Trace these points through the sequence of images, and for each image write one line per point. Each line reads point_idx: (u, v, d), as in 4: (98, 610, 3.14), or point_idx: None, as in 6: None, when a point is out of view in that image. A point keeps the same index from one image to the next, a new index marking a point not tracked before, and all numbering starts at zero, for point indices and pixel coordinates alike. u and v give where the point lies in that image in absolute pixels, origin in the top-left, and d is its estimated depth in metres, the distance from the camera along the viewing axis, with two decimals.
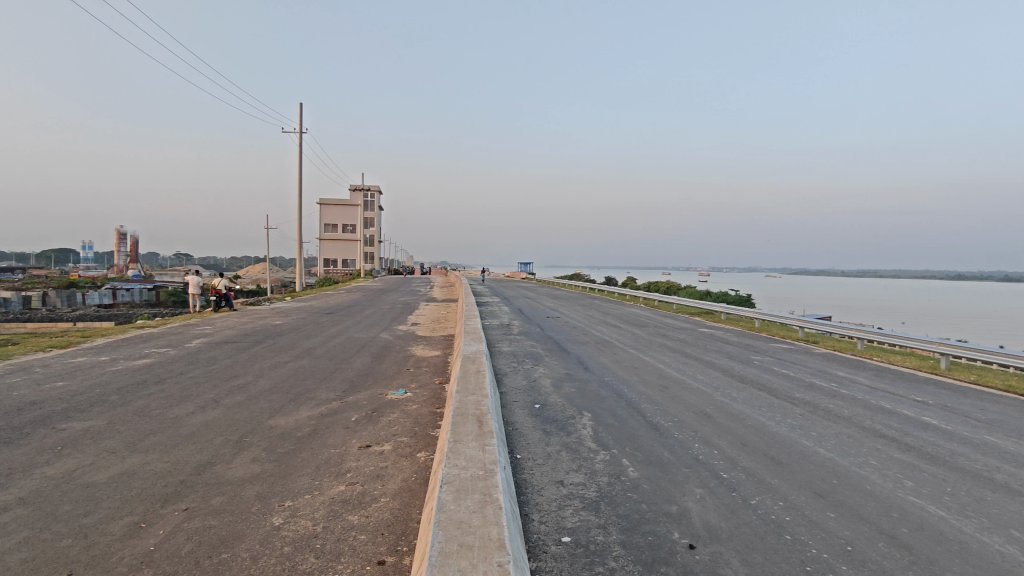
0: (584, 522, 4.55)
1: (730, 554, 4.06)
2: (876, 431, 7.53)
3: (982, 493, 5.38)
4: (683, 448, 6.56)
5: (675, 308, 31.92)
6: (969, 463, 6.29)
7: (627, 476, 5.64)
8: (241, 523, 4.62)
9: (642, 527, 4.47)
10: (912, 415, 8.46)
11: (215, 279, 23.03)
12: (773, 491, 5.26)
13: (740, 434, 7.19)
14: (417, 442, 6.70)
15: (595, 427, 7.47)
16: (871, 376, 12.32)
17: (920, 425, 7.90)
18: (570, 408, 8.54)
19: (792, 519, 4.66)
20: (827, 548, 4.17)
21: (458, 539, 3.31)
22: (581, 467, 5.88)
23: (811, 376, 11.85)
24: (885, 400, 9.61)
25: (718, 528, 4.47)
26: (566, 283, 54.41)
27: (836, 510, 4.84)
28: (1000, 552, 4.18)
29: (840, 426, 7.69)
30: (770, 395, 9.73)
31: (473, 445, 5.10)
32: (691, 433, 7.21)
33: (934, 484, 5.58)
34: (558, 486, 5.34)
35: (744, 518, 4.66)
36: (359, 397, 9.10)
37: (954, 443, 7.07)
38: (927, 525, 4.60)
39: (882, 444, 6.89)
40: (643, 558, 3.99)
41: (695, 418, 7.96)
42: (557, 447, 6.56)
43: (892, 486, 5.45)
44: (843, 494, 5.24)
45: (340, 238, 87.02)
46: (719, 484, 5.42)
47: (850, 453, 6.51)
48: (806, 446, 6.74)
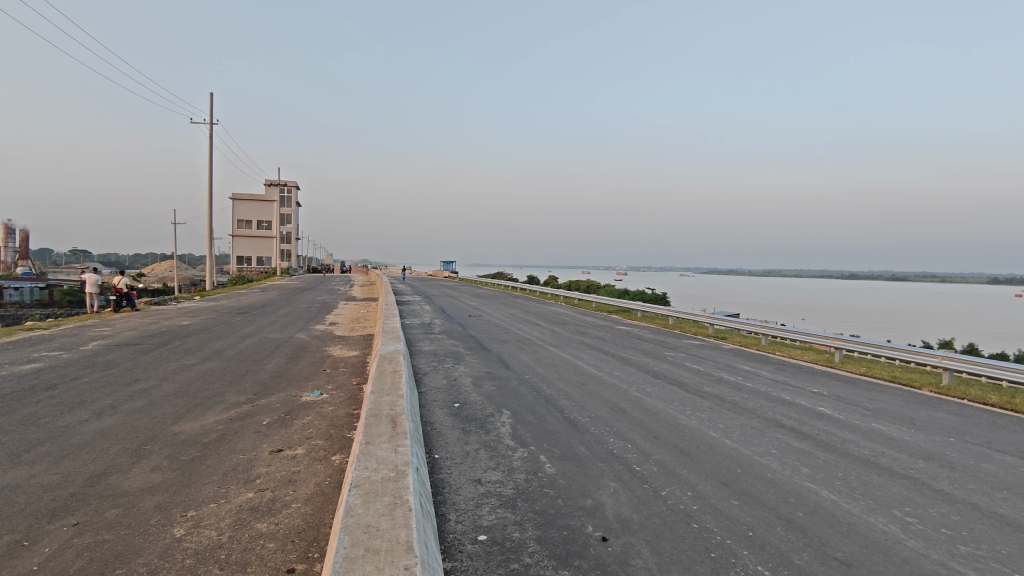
0: (501, 519, 4.57)
1: (641, 545, 4.18)
2: (777, 421, 7.97)
3: (869, 477, 5.80)
4: (599, 443, 6.70)
5: (594, 305, 32.65)
6: (858, 450, 6.76)
7: (545, 472, 5.70)
8: (139, 536, 4.35)
9: (558, 522, 4.54)
10: (808, 406, 9.04)
11: (116, 277, 21.63)
12: (682, 482, 5.47)
13: (652, 427, 7.43)
14: (332, 445, 6.53)
15: (513, 424, 7.53)
16: (774, 369, 13.06)
17: (816, 415, 8.44)
18: (489, 406, 8.56)
19: (699, 508, 4.85)
20: (729, 534, 4.38)
21: (365, 543, 3.24)
22: (499, 464, 5.91)
23: (719, 371, 12.41)
24: (785, 392, 10.23)
25: (630, 520, 4.59)
26: (488, 281, 54.79)
27: (740, 498, 5.09)
28: (883, 531, 4.51)
29: (745, 418, 8.10)
30: (681, 389, 10.12)
31: (386, 446, 5.01)
32: (607, 428, 7.38)
33: (827, 470, 5.96)
34: (475, 485, 5.34)
35: (655, 509, 4.82)
36: (272, 400, 8.77)
37: (846, 431, 7.58)
38: (820, 509, 4.91)
39: (782, 434, 7.30)
40: (558, 553, 4.05)
41: (611, 413, 8.16)
42: (476, 446, 6.55)
43: (790, 473, 5.78)
44: (745, 481, 5.51)
45: (254, 236, 83.80)
46: (632, 476, 5.58)
47: (753, 443, 6.86)
48: (713, 437, 7.06)
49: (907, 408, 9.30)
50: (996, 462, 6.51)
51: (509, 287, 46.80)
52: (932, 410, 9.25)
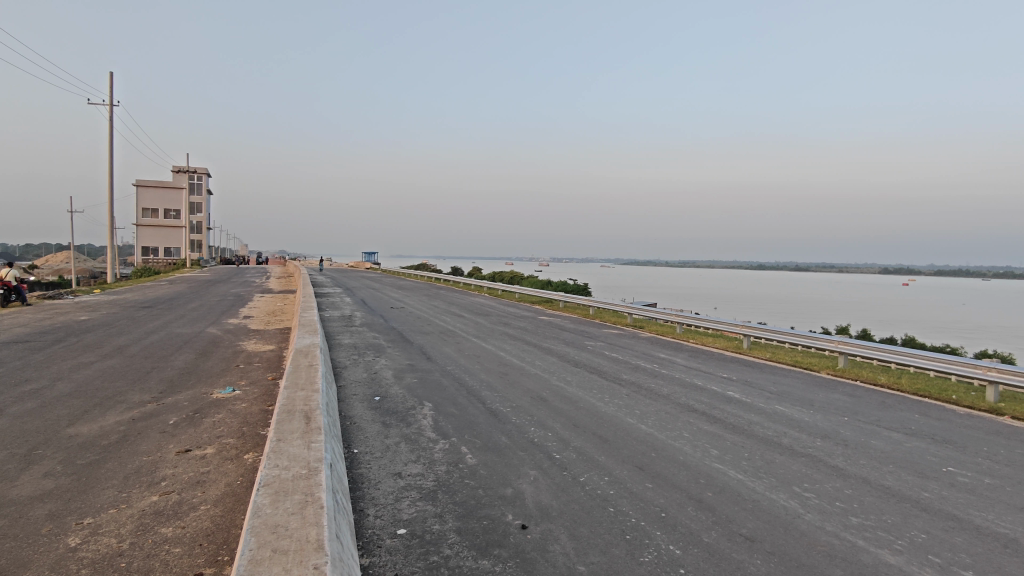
0: (421, 512, 4.54)
1: (559, 530, 4.26)
2: (690, 406, 8.30)
3: (772, 456, 6.14)
4: (520, 432, 6.77)
5: (517, 297, 32.93)
6: (763, 431, 7.13)
7: (465, 463, 5.70)
8: (27, 549, 4.03)
9: (478, 513, 4.55)
10: (718, 391, 9.47)
11: (3, 269, 19.88)
12: (600, 467, 5.60)
13: (572, 415, 7.57)
14: (245, 443, 6.28)
15: (435, 416, 7.47)
16: (687, 357, 13.59)
17: (724, 399, 8.85)
18: (410, 399, 8.46)
19: (615, 492, 5.00)
20: (644, 516, 4.53)
21: (272, 544, 3.13)
22: (419, 457, 5.86)
23: (636, 359, 12.82)
24: (697, 378, 10.69)
25: (549, 507, 4.67)
26: (410, 272, 54.39)
27: (654, 480, 5.27)
28: (784, 506, 4.80)
29: (660, 404, 8.39)
30: (600, 377, 10.38)
31: (298, 442, 4.87)
32: (528, 417, 7.46)
33: (735, 451, 6.26)
34: (395, 478, 5.27)
35: (573, 494, 4.92)
36: (180, 398, 8.33)
37: (752, 414, 7.99)
38: (728, 488, 5.16)
39: (694, 418, 7.61)
40: (478, 543, 4.07)
41: (532, 402, 8.26)
42: (396, 439, 6.47)
43: (701, 456, 6.03)
44: (660, 465, 5.72)
45: (161, 225, 79.41)
46: (552, 464, 5.67)
47: (667, 427, 7.11)
48: (630, 423, 7.26)
49: (807, 390, 9.91)
50: (884, 438, 7.05)
51: (432, 278, 46.38)
52: (829, 392, 9.91)
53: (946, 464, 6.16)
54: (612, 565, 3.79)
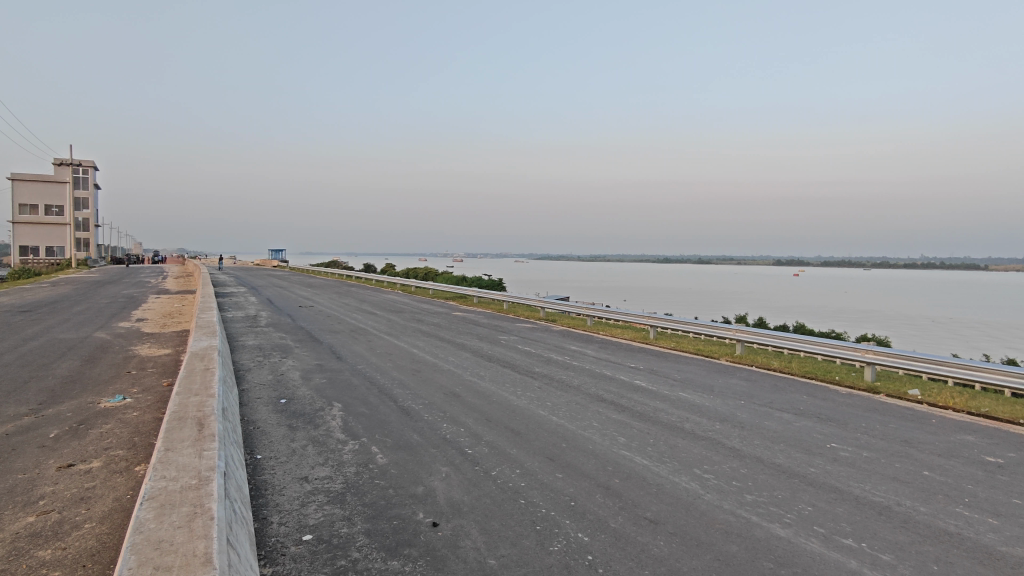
0: (328, 516, 4.40)
1: (470, 526, 4.26)
2: (598, 396, 8.53)
3: (675, 441, 6.40)
4: (432, 429, 6.71)
5: (431, 292, 32.71)
6: (667, 417, 7.42)
7: (376, 463, 5.58)
8: None
9: (388, 513, 4.47)
10: (626, 380, 9.80)
11: None
12: (512, 460, 5.64)
13: (485, 410, 7.58)
14: (136, 455, 5.88)
15: (344, 417, 7.27)
16: (598, 348, 13.96)
17: (632, 388, 9.15)
18: (319, 400, 8.20)
19: (526, 484, 5.05)
20: (554, 506, 4.60)
21: (153, 562, 2.94)
22: (327, 459, 5.69)
23: (548, 352, 13.03)
24: (607, 368, 11.00)
25: (460, 502, 4.66)
26: (319, 270, 52.85)
27: (564, 470, 5.37)
28: (686, 488, 5.01)
29: (571, 395, 8.56)
30: (513, 371, 10.47)
31: (189, 451, 4.60)
32: (441, 414, 7.41)
33: (641, 438, 6.47)
34: (301, 482, 5.09)
35: (485, 489, 4.93)
36: (62, 408, 7.69)
37: (657, 401, 8.30)
38: (634, 473, 5.34)
39: (603, 408, 7.82)
40: (387, 544, 4.00)
41: (445, 398, 8.22)
42: (303, 442, 6.26)
43: (609, 444, 6.20)
44: (569, 455, 5.83)
45: (40, 222, 73.10)
46: (464, 459, 5.65)
47: (577, 418, 7.26)
48: (541, 415, 7.36)
49: (708, 377, 10.42)
50: (776, 419, 7.51)
51: (343, 275, 45.20)
52: (728, 377, 10.48)
53: (830, 440, 6.64)
54: (522, 556, 3.83)
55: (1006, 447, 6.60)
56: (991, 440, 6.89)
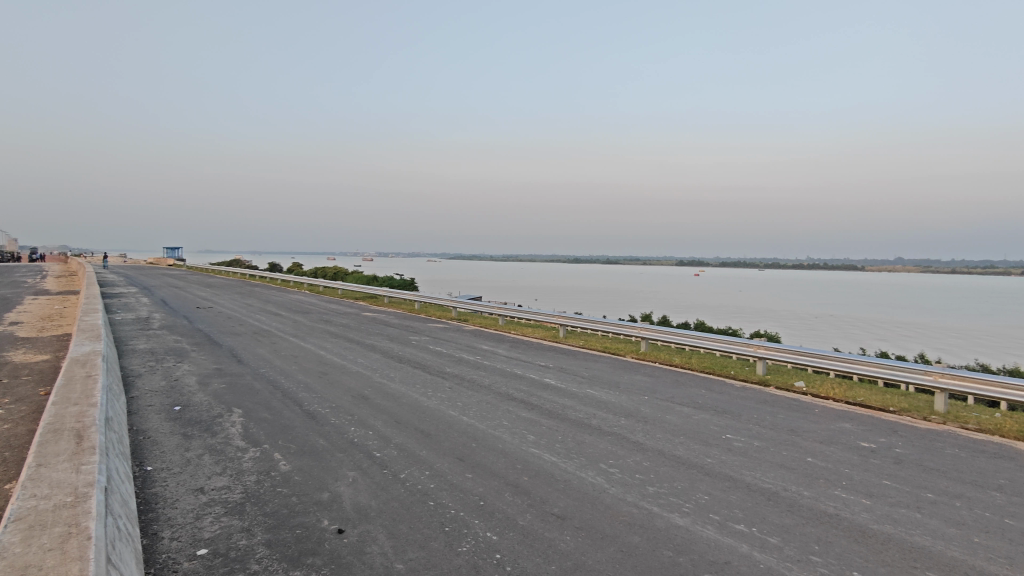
0: (225, 528, 4.19)
1: (377, 531, 4.18)
2: (509, 394, 8.60)
3: (582, 437, 6.55)
4: (339, 433, 6.53)
5: (339, 292, 31.87)
6: (574, 414, 7.59)
7: (278, 471, 5.37)
8: None
9: (290, 522, 4.31)
10: (536, 378, 9.95)
11: None
12: (421, 462, 5.59)
13: (394, 412, 7.46)
14: (5, 471, 5.35)
15: (245, 423, 6.96)
16: (508, 347, 14.07)
17: (542, 386, 9.29)
18: (217, 406, 7.79)
19: (436, 485, 5.02)
20: (463, 506, 4.59)
21: None
22: (225, 468, 5.42)
23: (459, 352, 13.01)
24: (518, 367, 11.12)
25: (367, 507, 4.56)
26: (218, 269, 50.32)
27: (473, 470, 5.38)
28: (592, 483, 5.14)
29: (481, 394, 8.59)
30: (422, 371, 10.37)
31: (65, 465, 4.25)
32: (348, 417, 7.23)
33: (550, 435, 6.58)
34: (196, 494, 4.82)
35: (393, 492, 4.86)
36: None
37: (565, 398, 8.47)
38: (542, 471, 5.42)
39: (513, 406, 7.89)
40: (289, 554, 3.85)
41: (352, 401, 8.02)
42: (199, 451, 5.92)
43: (519, 442, 6.26)
44: (479, 454, 5.84)
45: None
46: (372, 463, 5.55)
47: (488, 417, 7.29)
48: (452, 416, 7.33)
49: (614, 374, 10.75)
50: (677, 413, 7.85)
51: (245, 275, 43.19)
52: (633, 373, 10.85)
53: (725, 431, 7.01)
54: (430, 558, 3.80)
55: (878, 433, 7.21)
56: (865, 427, 7.50)
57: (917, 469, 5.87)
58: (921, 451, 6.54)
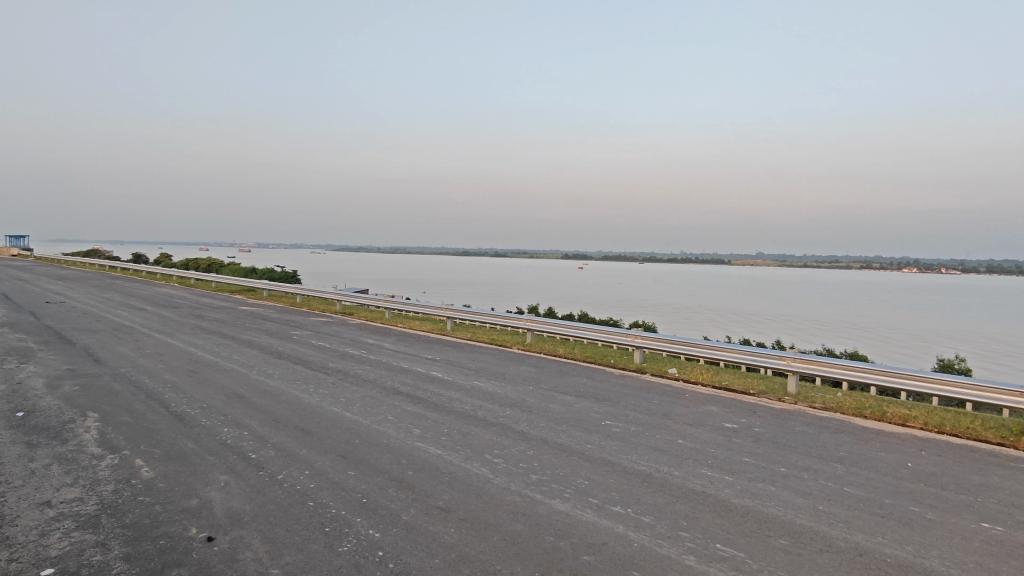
0: (75, 544, 3.83)
1: (251, 536, 3.97)
2: (394, 389, 8.47)
3: (468, 429, 6.57)
4: (210, 435, 6.14)
5: (212, 285, 29.92)
6: (460, 406, 7.61)
7: (140, 478, 4.96)
8: None
9: (153, 532, 4.00)
10: (423, 371, 9.87)
11: None
12: (300, 462, 5.37)
13: (272, 410, 7.13)
14: None
15: (101, 428, 6.36)
16: (395, 341, 13.84)
17: (428, 379, 9.24)
18: (68, 410, 7.06)
19: (316, 485, 4.84)
20: (344, 505, 4.48)
21: None
22: (77, 479, 4.93)
23: (343, 346, 12.65)
24: (404, 360, 10.98)
25: (241, 512, 4.32)
26: (71, 259, 45.68)
27: (356, 467, 5.25)
28: (476, 474, 5.18)
29: (366, 389, 8.40)
30: (304, 367, 9.97)
31: None
32: (221, 417, 6.81)
33: (435, 428, 6.55)
34: (41, 508, 4.35)
35: (269, 494, 4.64)
36: None
37: (452, 391, 8.47)
38: (427, 464, 5.38)
39: (398, 400, 7.78)
40: (150, 567, 3.58)
41: (226, 400, 7.57)
42: (45, 461, 5.34)
43: (404, 437, 6.18)
44: (363, 451, 5.70)
45: None
46: (246, 465, 5.27)
47: (372, 412, 7.14)
48: (335, 412, 7.11)
49: (500, 365, 10.88)
50: (560, 402, 8.08)
51: (104, 267, 39.53)
52: (519, 365, 11.05)
53: (604, 418, 7.30)
54: (309, 561, 3.67)
55: (740, 414, 7.81)
56: (729, 409, 8.10)
57: (773, 446, 6.41)
58: (776, 429, 7.15)
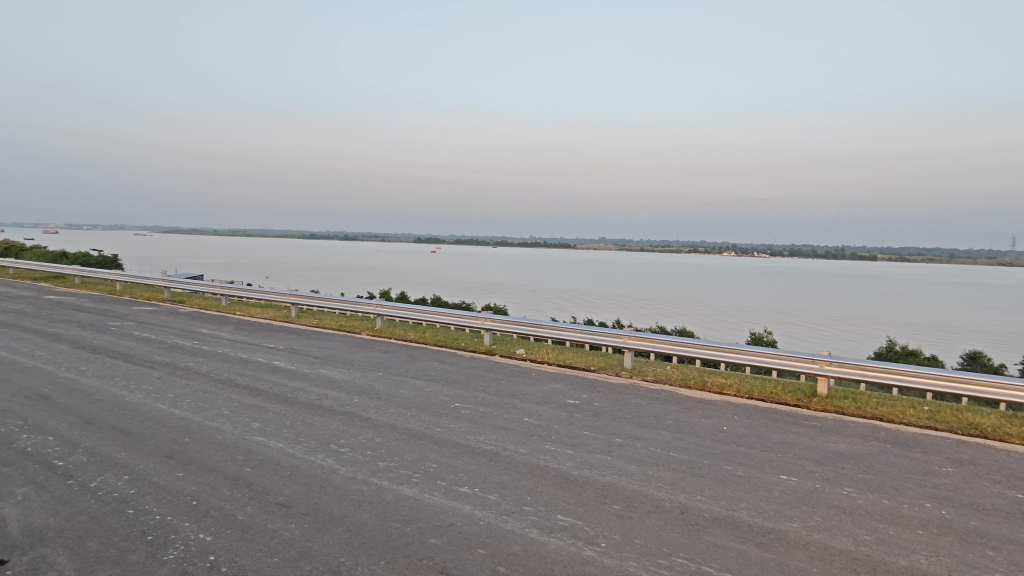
0: None
1: (56, 554, 3.53)
2: (231, 381, 7.93)
3: (311, 420, 6.31)
4: (3, 444, 5.35)
5: (9, 271, 26.02)
6: (303, 396, 7.29)
7: None
8: None
9: None
10: (264, 361, 9.33)
11: None
12: (118, 467, 4.85)
13: (84, 411, 6.36)
14: None
15: None
16: (232, 330, 12.92)
17: (269, 369, 8.74)
18: None
19: (137, 490, 4.40)
20: (171, 509, 4.12)
21: None
22: None
23: (172, 337, 11.59)
24: (242, 350, 10.30)
25: (43, 528, 3.82)
26: None
27: (185, 468, 4.84)
28: (320, 466, 4.99)
29: (198, 382, 7.77)
30: (124, 362, 9.01)
31: None
32: (18, 423, 5.96)
33: (276, 421, 6.21)
34: None
35: (79, 505, 4.14)
36: None
37: (295, 380, 8.09)
38: (266, 459, 5.09)
39: (236, 394, 7.28)
40: None
41: (26, 403, 6.63)
42: None
43: (240, 432, 5.79)
44: (192, 450, 5.27)
45: None
46: (50, 475, 4.66)
47: (204, 407, 6.63)
48: (160, 410, 6.50)
49: (348, 351, 10.58)
50: (409, 387, 8.03)
51: None
52: (368, 350, 10.81)
53: (454, 401, 7.36)
54: None
55: (582, 390, 8.23)
56: (572, 386, 8.52)
57: (610, 419, 6.83)
58: (613, 402, 7.63)
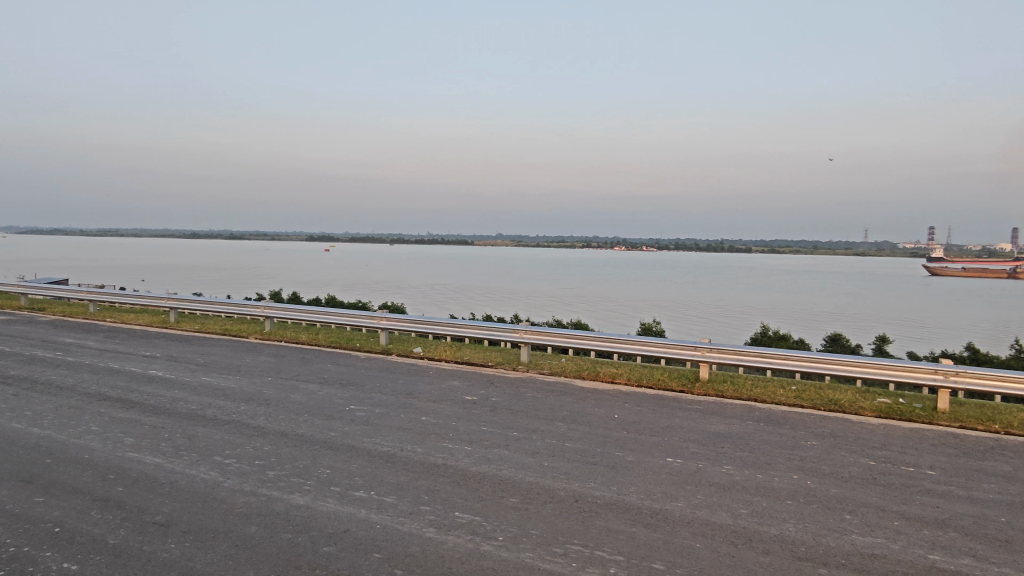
0: None
1: None
2: (101, 394, 7.29)
3: (193, 431, 5.93)
4: None
5: None
6: (184, 406, 6.83)
7: None
8: None
9: None
10: (138, 371, 8.65)
11: None
12: None
13: None
14: None
15: None
16: (102, 338, 11.88)
17: (145, 379, 8.13)
18: None
19: None
20: (29, 539, 3.73)
21: None
22: None
23: (29, 348, 10.50)
24: (113, 360, 9.50)
25: None
26: None
27: (45, 492, 4.41)
28: (203, 480, 4.70)
29: (61, 397, 7.09)
30: None
31: None
32: None
33: (153, 434, 5.78)
34: None
35: None
36: None
37: (174, 390, 7.56)
38: (141, 476, 4.73)
39: (106, 408, 6.70)
40: None
41: None
42: None
43: (111, 449, 5.34)
44: (54, 472, 4.80)
45: None
46: None
47: (69, 424, 6.05)
48: (16, 430, 5.87)
49: (234, 357, 10.03)
50: (301, 391, 7.73)
51: None
52: (256, 355, 10.30)
53: (348, 403, 7.16)
54: None
55: (479, 386, 8.27)
56: (469, 382, 8.53)
57: (507, 413, 6.91)
58: (510, 397, 7.72)
